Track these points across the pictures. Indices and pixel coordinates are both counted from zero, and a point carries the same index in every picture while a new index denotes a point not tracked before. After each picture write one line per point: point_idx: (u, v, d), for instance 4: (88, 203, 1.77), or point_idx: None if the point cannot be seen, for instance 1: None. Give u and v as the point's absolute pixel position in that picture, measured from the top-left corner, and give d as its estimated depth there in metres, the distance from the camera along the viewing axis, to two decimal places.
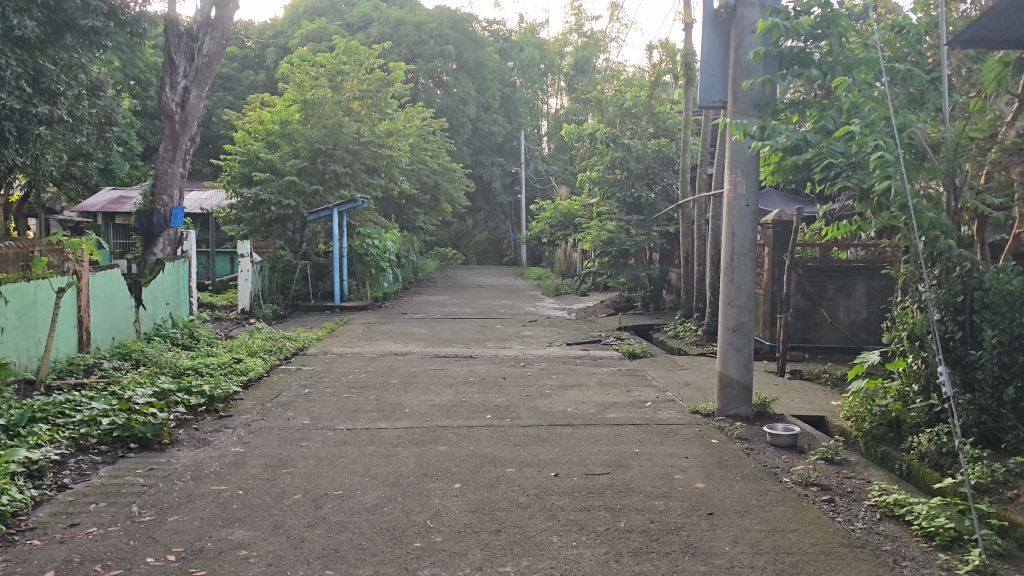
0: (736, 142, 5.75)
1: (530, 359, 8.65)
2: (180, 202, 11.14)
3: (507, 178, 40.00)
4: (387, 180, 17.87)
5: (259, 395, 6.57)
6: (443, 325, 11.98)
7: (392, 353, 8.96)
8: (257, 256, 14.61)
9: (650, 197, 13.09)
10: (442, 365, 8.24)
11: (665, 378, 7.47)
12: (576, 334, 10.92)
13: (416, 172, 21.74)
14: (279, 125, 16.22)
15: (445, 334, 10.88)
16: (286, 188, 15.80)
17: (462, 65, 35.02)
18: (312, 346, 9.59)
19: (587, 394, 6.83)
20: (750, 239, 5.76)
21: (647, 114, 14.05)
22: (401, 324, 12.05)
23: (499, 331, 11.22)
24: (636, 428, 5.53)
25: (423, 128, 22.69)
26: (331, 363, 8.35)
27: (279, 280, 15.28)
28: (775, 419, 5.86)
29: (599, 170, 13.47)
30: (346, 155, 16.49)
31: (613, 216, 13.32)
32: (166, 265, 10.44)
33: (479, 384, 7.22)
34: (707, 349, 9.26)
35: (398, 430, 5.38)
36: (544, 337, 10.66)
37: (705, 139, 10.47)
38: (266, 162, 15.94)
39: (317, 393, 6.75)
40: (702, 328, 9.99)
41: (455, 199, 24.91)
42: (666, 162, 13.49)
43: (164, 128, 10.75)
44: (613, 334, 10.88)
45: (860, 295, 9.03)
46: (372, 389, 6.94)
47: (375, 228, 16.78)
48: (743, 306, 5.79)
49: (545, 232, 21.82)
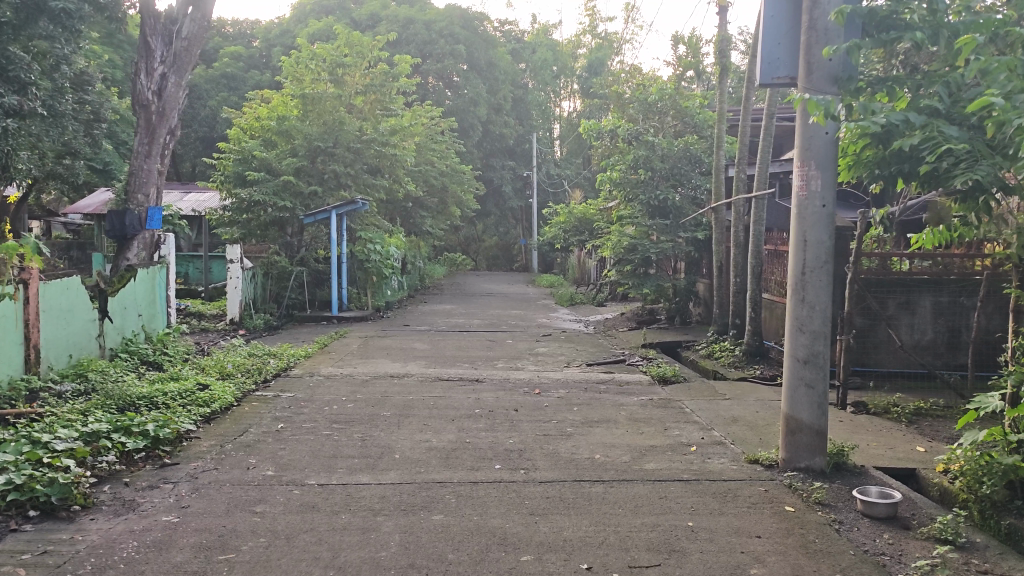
0: (811, 126, 4.57)
1: (546, 384, 7.49)
2: (157, 201, 10.03)
3: (518, 182, 38.83)
4: (391, 180, 16.73)
5: (221, 432, 5.43)
6: (447, 340, 10.84)
7: (388, 376, 7.82)
8: (248, 262, 13.51)
9: (677, 200, 11.92)
10: (444, 391, 7.09)
11: (707, 412, 6.30)
12: (597, 352, 9.76)
13: (423, 174, 20.62)
14: (276, 121, 15.14)
15: (450, 351, 9.73)
16: (282, 189, 14.73)
17: (473, 66, 34.02)
18: (300, 365, 8.46)
19: (617, 433, 5.65)
20: (828, 248, 4.58)
21: (673, 109, 12.85)
22: (401, 339, 10.90)
23: (510, 347, 10.07)
24: (684, 487, 4.34)
25: (430, 127, 21.59)
26: (316, 387, 7.21)
27: (273, 288, 14.16)
28: (857, 473, 4.67)
29: (620, 170, 12.29)
30: (347, 154, 15.36)
31: (636, 221, 12.17)
32: (139, 272, 9.32)
33: (487, 418, 6.06)
34: (750, 374, 8.07)
35: (383, 490, 4.22)
36: (561, 355, 9.50)
37: (743, 135, 9.31)
38: (261, 160, 14.89)
39: (292, 429, 5.62)
40: (740, 348, 8.80)
41: (464, 203, 23.78)
42: (694, 161, 12.32)
43: (139, 120, 9.67)
44: (638, 352, 9.72)
45: (925, 312, 7.83)
46: (358, 425, 5.79)
47: (378, 232, 15.64)
48: (816, 331, 4.62)
49: (559, 238, 20.63)
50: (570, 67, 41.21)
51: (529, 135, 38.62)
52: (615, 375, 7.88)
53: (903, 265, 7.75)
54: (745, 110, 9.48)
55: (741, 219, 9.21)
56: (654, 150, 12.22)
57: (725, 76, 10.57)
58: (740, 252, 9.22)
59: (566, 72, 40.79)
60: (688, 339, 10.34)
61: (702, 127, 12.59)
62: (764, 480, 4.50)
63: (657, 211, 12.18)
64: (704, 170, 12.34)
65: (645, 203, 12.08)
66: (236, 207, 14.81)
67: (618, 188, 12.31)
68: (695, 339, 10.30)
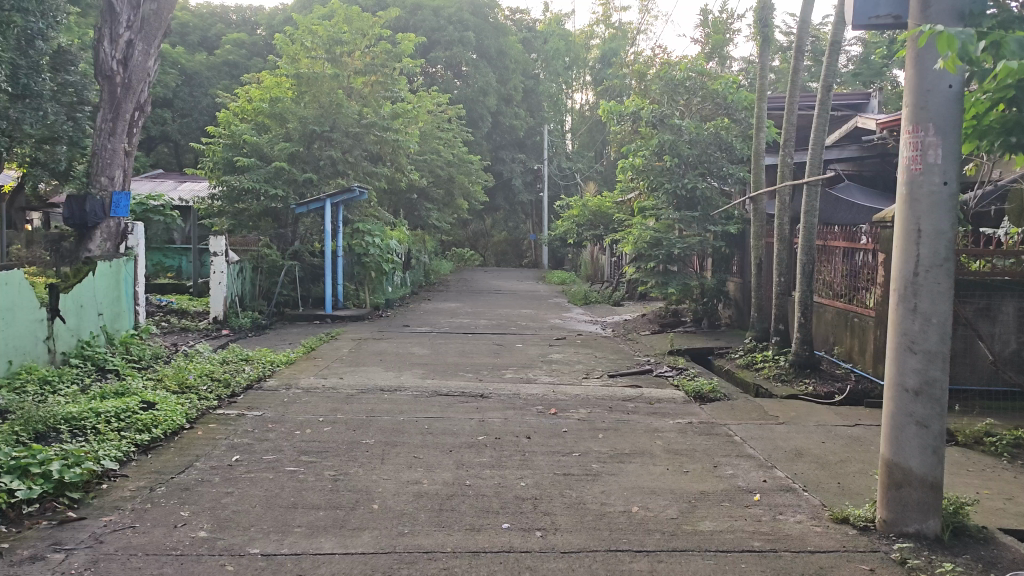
0: (932, 75, 3.41)
1: (563, 401, 6.35)
2: (124, 185, 8.94)
3: (528, 175, 37.64)
4: (393, 169, 15.58)
5: (155, 470, 4.30)
6: (450, 344, 9.70)
7: (378, 390, 6.66)
8: (234, 254, 12.39)
9: (706, 189, 10.74)
10: (442, 411, 5.94)
11: (763, 443, 5.14)
12: (619, 360, 8.62)
13: (427, 164, 19.45)
14: (268, 103, 14.01)
15: (451, 357, 8.58)
16: (273, 176, 13.62)
17: (482, 54, 32.84)
18: (278, 374, 7.34)
19: (656, 472, 4.50)
20: (949, 243, 3.42)
21: (704, 90, 11.51)
22: (398, 342, 9.77)
23: (519, 353, 8.93)
24: (758, 565, 3.19)
25: (437, 115, 20.45)
26: (291, 403, 6.10)
27: (262, 284, 13.04)
28: (983, 540, 3.51)
29: (643, 157, 11.12)
30: (345, 139, 14.18)
31: (660, 213, 11.03)
32: (99, 265, 8.22)
33: (493, 448, 4.92)
34: (801, 391, 6.90)
35: (347, 570, 3.07)
36: (577, 363, 8.36)
37: (789, 114, 8.13)
38: (251, 145, 13.83)
39: (248, 465, 4.48)
40: (786, 359, 7.63)
41: (472, 195, 22.60)
42: (724, 149, 11.08)
43: (103, 92, 8.59)
44: (666, 361, 8.57)
45: (1009, 320, 6.64)
46: (331, 458, 4.65)
47: (377, 223, 14.46)
48: (932, 353, 3.44)
49: (572, 232, 19.45)
50: (582, 57, 39.93)
51: (540, 127, 37.38)
52: (643, 391, 6.73)
53: (978, 265, 6.63)
54: (791, 87, 8.28)
55: (786, 211, 8.02)
56: (681, 135, 11.03)
57: (765, 50, 9.34)
58: (784, 248, 8.04)
59: (578, 62, 39.56)
60: (720, 346, 9.18)
61: (735, 110, 11.35)
62: (862, 554, 3.35)
63: (684, 202, 11.01)
64: (737, 157, 11.09)
65: (671, 192, 10.89)
66: (227, 195, 13.74)
67: (641, 176, 11.20)
68: (729, 346, 9.14)
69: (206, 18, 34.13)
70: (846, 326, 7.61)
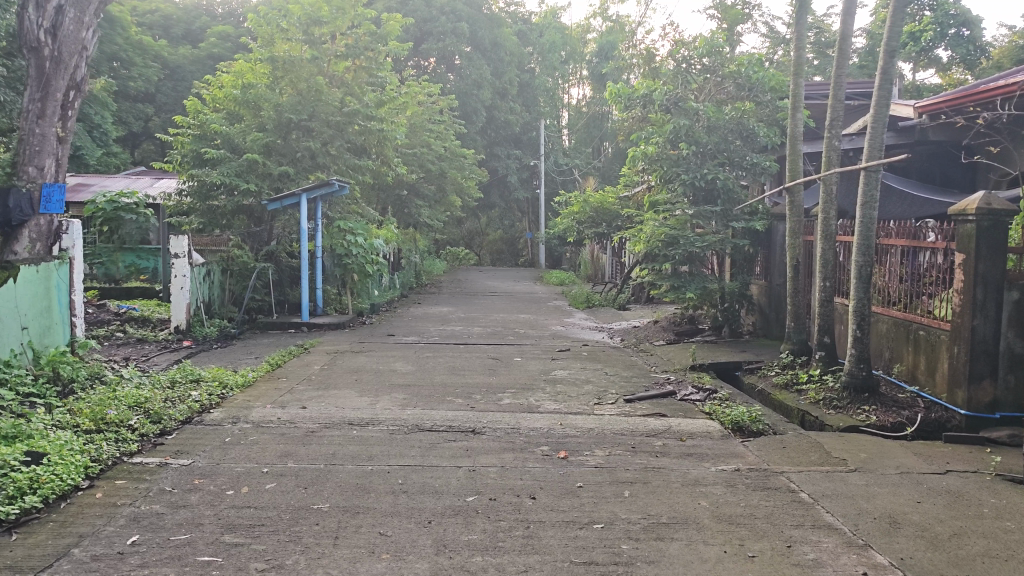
0: None
1: (574, 439, 5.12)
2: (57, 177, 7.69)
3: (525, 172, 36.38)
4: (378, 162, 14.34)
5: (10, 567, 3.05)
6: (438, 358, 8.44)
7: (346, 423, 5.40)
8: (199, 256, 11.12)
9: (729, 180, 9.50)
10: (422, 456, 4.69)
11: (843, 506, 3.91)
12: (634, 378, 7.40)
13: (417, 157, 18.19)
14: (238, 90, 12.72)
15: (438, 377, 7.32)
16: (245, 170, 12.36)
17: (476, 46, 31.58)
18: (228, 402, 6.08)
19: (713, 557, 3.27)
20: None
21: (725, 68, 10.19)
22: (379, 356, 8.51)
23: (519, 371, 7.69)
24: None
25: (427, 105, 19.21)
26: (232, 446, 4.84)
27: (232, 288, 11.78)
28: None
29: (656, 144, 9.86)
30: (325, 129, 12.90)
31: (675, 207, 9.78)
32: (24, 271, 6.93)
33: (487, 519, 3.67)
34: (862, 421, 5.68)
35: None
36: (587, 383, 7.13)
37: (838, 88, 6.80)
38: (221, 135, 12.58)
39: (146, 553, 3.22)
40: (836, 381, 6.41)
41: (465, 192, 21.32)
42: (746, 137, 9.84)
43: (28, 67, 7.36)
44: (689, 380, 7.35)
45: None
46: (267, 539, 3.39)
47: (361, 220, 13.18)
48: None
49: (572, 230, 18.22)
50: (578, 51, 38.67)
51: (536, 122, 36.03)
52: (670, 424, 5.52)
53: None
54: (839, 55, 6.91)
55: (833, 203, 6.78)
56: (698, 121, 9.79)
57: (801, 19, 8.02)
58: (831, 246, 6.80)
59: (575, 56, 38.38)
60: (750, 361, 7.97)
61: (758, 93, 10.06)
62: None
63: (702, 195, 9.80)
64: (762, 144, 9.83)
65: (689, 184, 9.63)
66: (194, 191, 12.48)
67: (653, 166, 9.94)
68: (759, 360, 7.95)
69: (190, 10, 32.71)
70: (908, 338, 6.42)
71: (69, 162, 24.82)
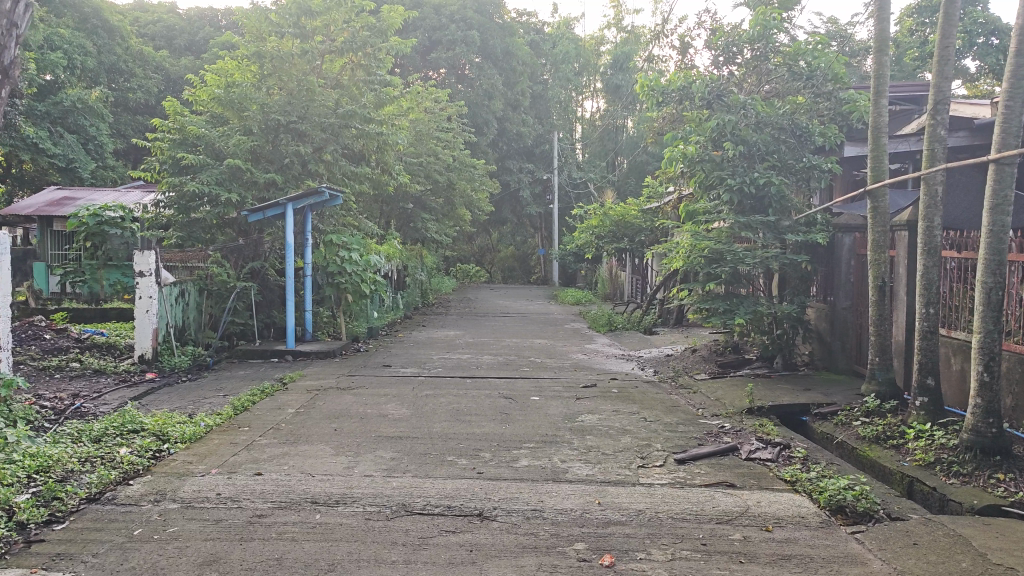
0: None
1: (621, 530, 3.68)
2: None
3: (537, 186, 34.83)
4: (379, 169, 12.99)
5: None
6: (440, 398, 7.02)
7: (308, 502, 3.98)
8: (171, 274, 9.75)
9: (783, 185, 8.06)
10: (405, 565, 3.26)
11: None
12: (683, 429, 5.96)
13: (423, 167, 16.87)
14: (220, 88, 11.41)
15: (438, 427, 5.89)
16: (227, 177, 11.02)
17: (488, 55, 30.41)
18: (163, 466, 4.66)
19: None
20: None
21: (776, 55, 8.72)
22: (370, 396, 7.10)
23: (540, 419, 6.25)
24: None
25: (435, 112, 17.91)
26: (138, 546, 3.42)
27: (210, 311, 10.40)
28: None
29: (696, 143, 8.40)
30: (318, 132, 11.57)
31: (721, 217, 8.32)
32: None
33: None
34: (1003, 498, 4.22)
35: None
36: (626, 436, 5.68)
37: (945, 62, 5.31)
38: (202, 139, 11.26)
39: None
40: (949, 437, 4.96)
41: (475, 205, 19.95)
42: (800, 136, 8.34)
43: None
44: (750, 430, 5.91)
45: None
46: None
47: (358, 234, 11.82)
48: None
49: (591, 245, 16.81)
50: (593, 63, 37.35)
51: (548, 135, 34.73)
52: (747, 504, 4.07)
53: None
54: (943, 20, 5.40)
55: (937, 211, 5.34)
56: (744, 117, 8.34)
57: None
58: (936, 265, 5.35)
59: (588, 68, 37.20)
60: (820, 404, 6.54)
61: (818, 83, 8.53)
62: None
63: (749, 203, 8.35)
64: (819, 144, 8.36)
65: (736, 190, 8.14)
66: (172, 201, 11.14)
67: (693, 169, 8.49)
68: (832, 403, 6.52)
69: (195, 21, 31.56)
70: None
71: (62, 175, 23.47)
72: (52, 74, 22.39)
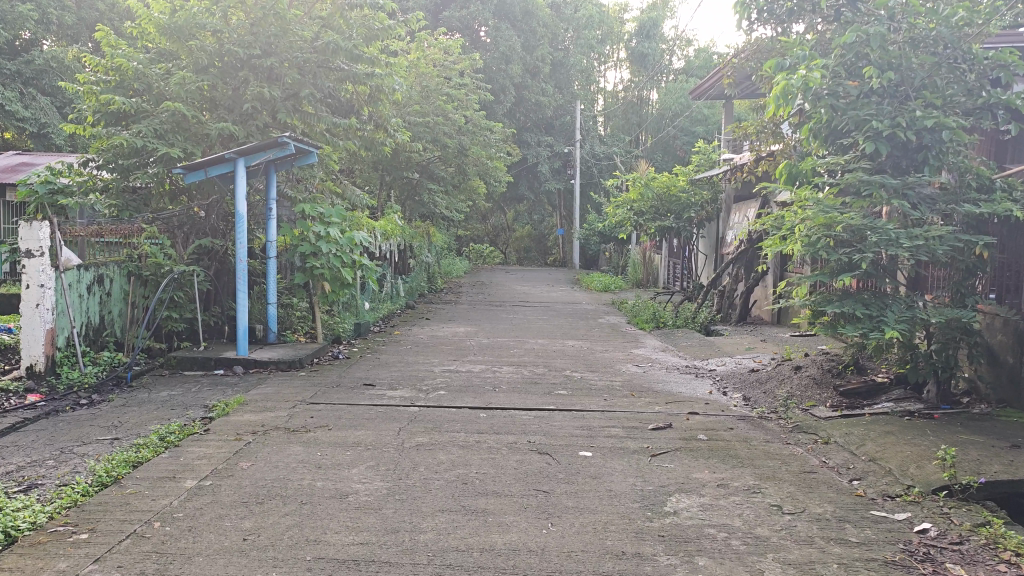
0: None
1: None
2: None
3: (557, 160, 32.15)
4: (372, 124, 10.42)
5: None
6: (437, 455, 4.48)
7: None
8: (83, 254, 7.19)
9: (951, 128, 5.43)
10: None
11: None
12: (861, 540, 3.37)
13: (430, 129, 14.27)
14: (166, 14, 8.87)
15: (430, 530, 3.35)
16: (172, 128, 8.47)
17: (504, 16, 27.68)
18: None
19: None
20: None
21: None
22: (331, 448, 4.57)
23: (604, 509, 3.67)
24: None
25: (445, 66, 15.26)
26: None
27: (140, 304, 7.85)
28: None
29: (820, 67, 5.75)
30: (292, 71, 9.01)
31: (855, 176, 5.68)
32: None
33: None
34: None
35: None
36: (771, 563, 3.09)
37: None
38: (141, 79, 8.69)
39: None
40: None
41: (491, 177, 17.35)
42: (969, 60, 5.64)
43: None
44: (985, 546, 3.32)
45: None
46: None
47: (342, 203, 9.27)
48: None
49: (627, 222, 14.23)
50: (617, 30, 34.48)
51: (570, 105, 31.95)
52: None
53: None
54: None
55: None
56: (892, 32, 5.77)
57: None
58: None
59: (612, 34, 34.43)
60: None
61: None
62: None
63: (891, 157, 5.75)
64: (996, 74, 5.68)
65: (883, 136, 5.51)
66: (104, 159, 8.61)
67: (814, 106, 5.84)
68: None
69: None
70: None
71: (35, 143, 20.83)
72: (24, 30, 19.80)
